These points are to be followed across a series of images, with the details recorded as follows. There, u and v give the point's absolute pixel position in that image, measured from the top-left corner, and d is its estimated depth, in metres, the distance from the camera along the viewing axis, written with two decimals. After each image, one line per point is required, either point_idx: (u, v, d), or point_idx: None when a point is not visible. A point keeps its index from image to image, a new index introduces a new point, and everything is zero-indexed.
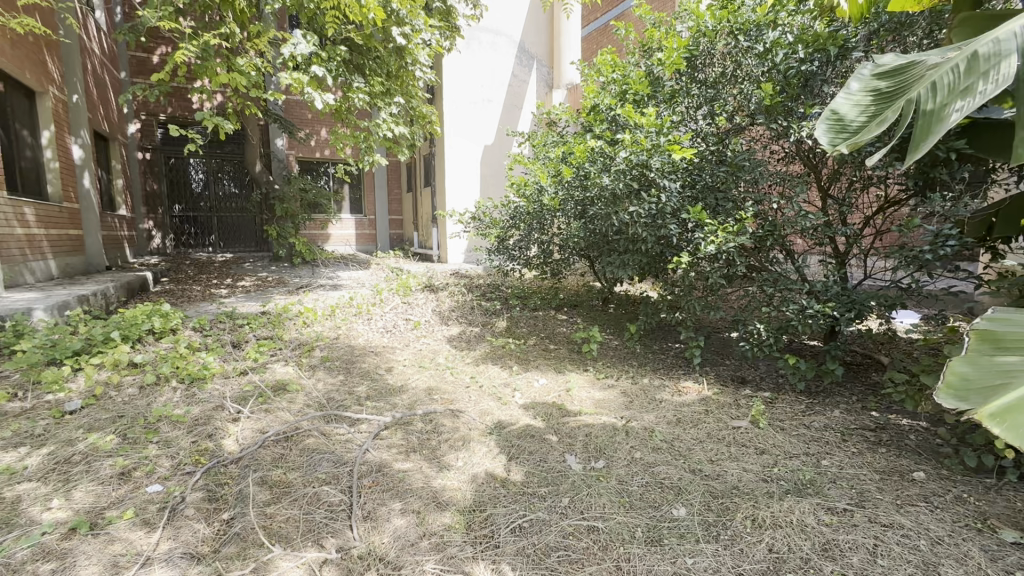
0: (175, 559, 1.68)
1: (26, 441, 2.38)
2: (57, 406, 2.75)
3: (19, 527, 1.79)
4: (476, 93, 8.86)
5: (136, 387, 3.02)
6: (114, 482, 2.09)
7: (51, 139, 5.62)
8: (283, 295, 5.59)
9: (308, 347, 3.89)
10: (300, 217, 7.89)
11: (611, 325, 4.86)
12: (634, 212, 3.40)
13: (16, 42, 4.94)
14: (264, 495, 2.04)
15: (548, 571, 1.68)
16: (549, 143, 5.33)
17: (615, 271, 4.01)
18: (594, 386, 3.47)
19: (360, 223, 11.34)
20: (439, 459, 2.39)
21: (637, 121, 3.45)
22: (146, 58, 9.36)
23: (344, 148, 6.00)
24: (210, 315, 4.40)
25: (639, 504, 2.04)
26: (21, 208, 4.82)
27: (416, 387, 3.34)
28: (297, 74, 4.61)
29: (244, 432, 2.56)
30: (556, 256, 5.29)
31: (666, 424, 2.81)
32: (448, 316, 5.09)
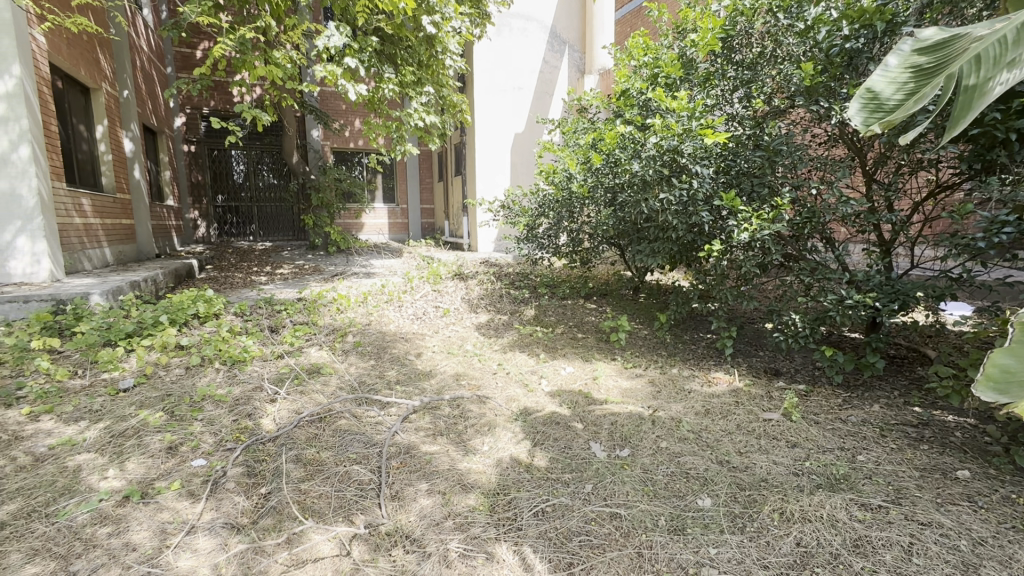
0: (217, 528, 1.78)
1: (85, 416, 2.57)
2: (112, 384, 2.94)
3: (80, 493, 1.95)
4: (506, 81, 8.80)
5: (182, 368, 3.20)
6: (163, 455, 2.23)
7: (105, 133, 5.94)
8: (319, 283, 5.77)
9: (341, 333, 4.01)
10: (335, 207, 8.09)
11: (641, 314, 4.81)
12: (665, 199, 3.33)
13: (71, 42, 5.23)
14: (298, 472, 2.13)
15: (569, 554, 1.70)
16: (580, 130, 5.25)
17: (645, 260, 3.95)
18: (622, 375, 3.45)
19: (392, 212, 11.53)
20: (466, 443, 2.44)
21: (668, 105, 3.37)
22: (190, 53, 9.74)
23: (376, 138, 6.09)
24: (250, 301, 4.59)
25: (663, 493, 2.04)
26: (79, 199, 5.13)
27: (444, 372, 3.41)
28: (331, 66, 4.71)
29: (281, 412, 2.68)
30: (586, 245, 5.24)
31: (694, 415, 2.77)
32: (477, 303, 5.14)
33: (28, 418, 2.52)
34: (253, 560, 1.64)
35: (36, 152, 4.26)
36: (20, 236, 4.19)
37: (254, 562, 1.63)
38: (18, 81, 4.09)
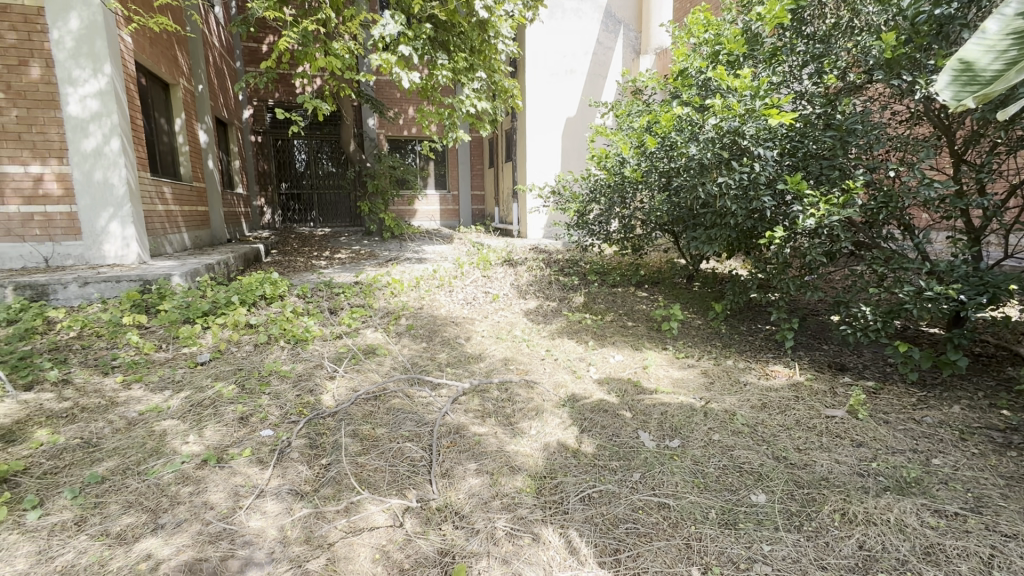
0: (283, 494, 1.92)
1: (169, 385, 2.83)
2: (191, 357, 3.21)
3: (165, 455, 2.15)
4: (559, 64, 8.66)
5: (251, 345, 3.44)
6: (235, 425, 2.42)
7: (183, 125, 6.38)
8: (374, 267, 5.98)
9: (395, 315, 4.16)
10: (389, 194, 8.31)
11: (695, 303, 4.65)
12: (723, 182, 3.19)
13: (153, 41, 5.63)
14: (355, 446, 2.25)
15: (616, 540, 1.70)
16: (634, 113, 5.10)
17: (701, 247, 3.81)
18: (673, 365, 3.37)
19: (444, 199, 11.72)
20: (514, 426, 2.48)
21: (729, 84, 3.20)
22: (257, 47, 10.22)
23: (429, 126, 6.19)
24: (311, 284, 4.83)
25: (714, 486, 1.98)
26: (161, 188, 5.57)
27: (494, 356, 3.46)
28: (386, 55, 4.81)
29: (339, 389, 2.83)
30: (638, 231, 5.12)
31: (749, 408, 2.67)
32: (526, 290, 5.17)
33: (122, 385, 2.81)
34: (315, 525, 1.75)
35: (126, 145, 4.65)
36: (113, 221, 4.62)
37: (316, 526, 1.75)
38: (110, 79, 4.46)
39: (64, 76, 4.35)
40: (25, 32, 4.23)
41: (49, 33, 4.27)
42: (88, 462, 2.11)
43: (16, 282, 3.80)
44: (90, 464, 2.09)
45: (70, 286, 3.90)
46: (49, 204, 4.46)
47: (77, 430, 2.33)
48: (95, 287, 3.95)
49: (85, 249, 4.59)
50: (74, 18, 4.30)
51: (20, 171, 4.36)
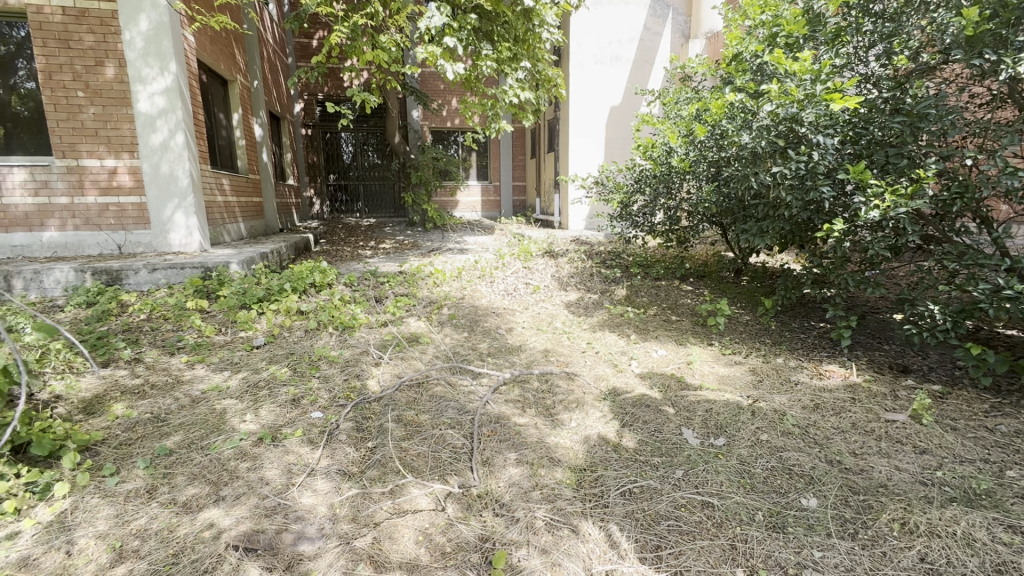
0: (332, 473, 2.01)
1: (228, 366, 3.00)
2: (248, 341, 3.39)
3: (226, 432, 2.29)
4: (604, 52, 8.48)
5: (302, 331, 3.59)
6: (288, 406, 2.54)
7: (240, 120, 6.70)
8: (417, 257, 6.10)
9: (437, 305, 4.24)
10: (431, 185, 8.42)
11: (743, 298, 4.48)
12: (778, 172, 3.06)
13: (213, 39, 5.91)
14: (400, 431, 2.32)
15: (656, 537, 1.68)
16: (682, 101, 4.95)
17: (751, 240, 3.66)
18: (719, 361, 3.27)
19: (485, 190, 11.78)
20: (554, 417, 2.48)
21: (787, 68, 3.04)
22: (308, 43, 10.54)
23: (472, 117, 6.21)
24: (357, 273, 4.99)
25: (761, 488, 1.92)
26: (220, 179, 5.88)
27: (534, 348, 3.47)
28: (431, 47, 4.87)
29: (384, 375, 2.92)
30: (684, 223, 4.97)
31: (801, 409, 2.56)
32: (567, 281, 5.13)
33: (187, 365, 3.00)
34: (362, 505, 1.82)
35: (189, 139, 4.93)
36: (178, 211, 4.92)
37: (363, 506, 1.81)
38: (175, 77, 4.73)
39: (135, 74, 4.64)
40: (102, 35, 4.53)
41: (122, 34, 4.56)
42: (158, 435, 2.27)
43: (94, 268, 4.11)
44: (160, 437, 2.26)
45: (140, 272, 4.19)
46: (122, 195, 4.80)
47: (148, 405, 2.52)
48: (162, 273, 4.22)
49: (153, 237, 4.91)
50: (144, 19, 4.57)
51: (97, 164, 4.71)
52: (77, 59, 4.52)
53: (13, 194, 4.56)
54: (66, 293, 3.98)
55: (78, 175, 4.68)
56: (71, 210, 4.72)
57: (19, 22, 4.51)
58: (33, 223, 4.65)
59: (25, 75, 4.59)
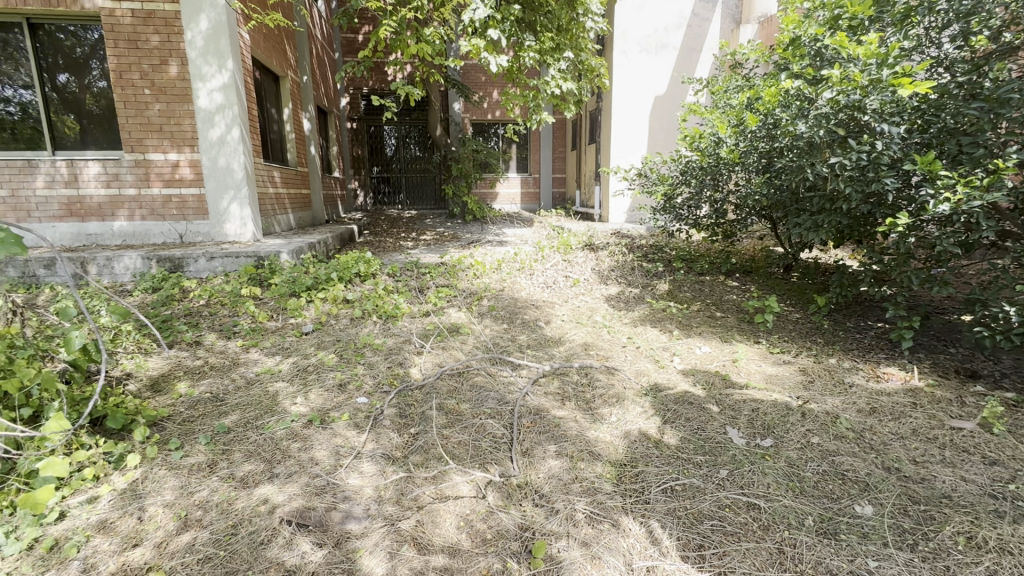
0: (376, 457, 2.07)
1: (279, 351, 3.15)
2: (297, 327, 3.53)
3: (278, 413, 2.40)
4: (649, 40, 8.25)
5: (348, 319, 3.71)
6: (336, 390, 2.64)
7: (290, 115, 6.94)
8: (457, 249, 6.17)
9: (477, 296, 4.28)
10: (472, 177, 8.47)
11: (793, 295, 4.29)
12: (837, 163, 2.90)
13: (266, 36, 6.13)
14: (441, 418, 2.37)
15: (700, 536, 1.65)
16: (732, 89, 4.76)
17: (804, 234, 3.50)
18: (766, 360, 3.15)
19: (525, 182, 11.76)
20: (594, 412, 2.47)
21: (851, 52, 2.86)
22: (353, 38, 10.78)
23: (513, 108, 6.19)
24: (400, 264, 5.10)
25: (811, 492, 1.85)
26: (272, 172, 6.13)
27: (573, 341, 3.46)
28: (475, 39, 4.88)
29: (426, 363, 2.99)
30: (731, 216, 4.79)
31: (856, 412, 2.44)
32: (608, 275, 5.06)
33: (242, 349, 3.17)
34: (406, 488, 1.88)
35: (243, 133, 5.15)
36: (233, 203, 5.17)
37: (407, 489, 1.87)
38: (232, 74, 4.94)
39: (196, 72, 4.87)
40: (166, 35, 4.79)
41: (184, 33, 4.79)
42: (217, 413, 2.42)
43: (159, 256, 4.38)
44: (219, 415, 2.40)
45: (200, 260, 4.43)
46: (183, 187, 5.09)
47: (208, 385, 2.68)
48: (219, 262, 4.46)
49: (211, 227, 5.19)
50: (203, 19, 4.79)
51: (162, 158, 5.00)
52: (143, 58, 4.80)
53: (88, 186, 4.91)
54: (134, 279, 4.27)
55: (145, 168, 4.99)
56: (139, 201, 5.04)
57: (92, 26, 4.79)
58: (105, 213, 4.99)
59: (98, 74, 4.90)
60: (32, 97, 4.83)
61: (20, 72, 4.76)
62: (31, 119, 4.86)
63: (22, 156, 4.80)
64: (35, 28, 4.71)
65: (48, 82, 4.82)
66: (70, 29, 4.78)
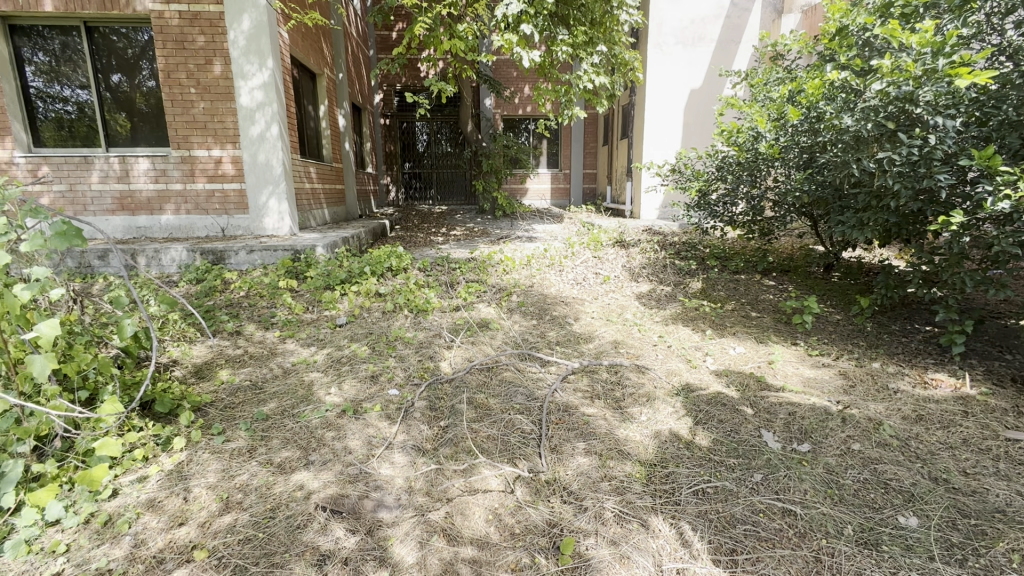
0: (407, 448, 2.11)
1: (314, 342, 3.24)
2: (331, 320, 3.63)
3: (313, 402, 2.48)
4: (686, 32, 8.04)
5: (380, 312, 3.78)
6: (368, 381, 2.70)
7: (326, 112, 7.11)
8: (487, 245, 6.20)
9: (507, 292, 4.29)
10: (502, 172, 8.47)
11: (834, 295, 4.13)
12: (885, 158, 2.78)
13: (305, 35, 6.29)
14: (471, 413, 2.40)
15: (733, 540, 1.62)
16: (772, 82, 4.61)
17: (847, 233, 3.37)
18: (804, 363, 3.05)
19: (555, 177, 11.69)
20: (623, 410, 2.45)
21: (903, 40, 2.72)
22: (388, 35, 10.94)
23: (545, 103, 6.14)
24: (430, 259, 5.16)
25: (851, 500, 1.78)
26: (308, 168, 6.29)
27: (603, 338, 3.43)
28: (508, 35, 4.88)
29: (455, 357, 3.02)
30: (768, 214, 4.63)
31: (900, 419, 2.33)
32: (639, 272, 4.99)
33: (280, 339, 3.27)
34: (436, 480, 1.91)
35: (282, 130, 5.30)
36: (272, 198, 5.34)
37: (437, 481, 1.90)
38: (272, 73, 5.09)
39: (238, 71, 5.04)
40: (211, 35, 4.97)
41: (228, 33, 4.96)
42: (256, 401, 2.51)
43: (202, 248, 4.56)
44: (258, 402, 2.50)
45: (240, 253, 4.60)
46: (226, 182, 5.29)
47: (248, 373, 2.79)
48: (259, 255, 4.61)
49: (250, 221, 5.37)
50: (246, 19, 4.94)
51: (206, 155, 5.20)
52: (190, 58, 4.99)
53: (139, 181, 5.16)
54: (180, 270, 4.46)
55: (190, 164, 5.20)
56: (184, 196, 5.26)
57: (142, 27, 5.00)
58: (154, 208, 5.24)
59: (147, 74, 5.12)
60: (88, 97, 5.09)
61: (77, 73, 5.02)
62: (87, 118, 5.13)
63: (79, 154, 5.08)
64: (91, 31, 4.95)
65: (103, 82, 5.07)
66: (123, 31, 5.00)
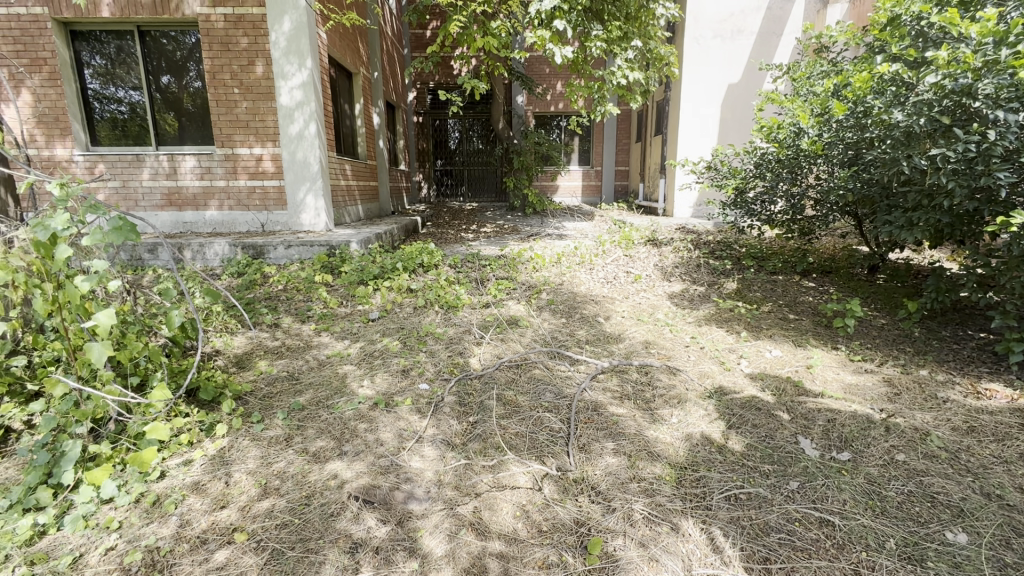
0: (437, 442, 2.14)
1: (348, 335, 3.33)
2: (364, 314, 3.71)
3: (346, 394, 2.55)
4: (724, 26, 7.82)
5: (411, 307, 3.84)
6: (399, 375, 2.76)
7: (361, 110, 7.26)
8: (517, 242, 6.20)
9: (536, 290, 4.28)
10: (534, 170, 8.45)
11: (879, 298, 3.95)
12: (938, 155, 2.64)
13: (342, 35, 6.44)
14: (500, 409, 2.41)
15: (766, 549, 1.58)
16: (816, 75, 4.43)
17: (894, 233, 3.21)
18: (845, 368, 2.94)
19: (587, 174, 11.59)
20: (653, 412, 2.41)
21: (961, 28, 2.58)
22: (422, 33, 11.08)
23: (578, 100, 6.09)
24: (461, 255, 5.20)
25: (894, 512, 1.71)
26: (344, 165, 6.44)
27: (634, 338, 3.39)
28: (541, 31, 4.86)
29: (484, 354, 3.04)
30: (809, 213, 4.46)
31: (950, 430, 2.22)
32: (671, 272, 4.90)
33: (315, 332, 3.37)
34: (465, 474, 1.93)
35: (319, 128, 5.44)
36: (309, 194, 5.50)
37: (466, 475, 1.92)
38: (310, 72, 5.23)
39: (279, 71, 5.20)
40: (254, 37, 5.14)
41: (270, 35, 5.12)
42: (292, 391, 2.60)
43: (244, 243, 4.74)
44: (294, 393, 2.58)
45: (279, 248, 4.75)
46: (266, 179, 5.47)
47: (285, 364, 2.89)
48: (296, 250, 4.75)
49: (288, 217, 5.55)
50: (287, 21, 5.09)
51: (248, 153, 5.40)
52: (234, 59, 5.18)
53: (186, 178, 5.40)
54: (223, 264, 4.65)
55: (233, 162, 5.41)
56: (227, 192, 5.48)
57: (190, 30, 5.21)
58: (199, 203, 5.47)
59: (194, 75, 5.34)
60: (140, 97, 5.35)
61: (131, 75, 5.28)
62: (139, 117, 5.39)
63: (131, 152, 5.35)
64: (144, 35, 5.20)
65: (154, 84, 5.32)
66: (172, 34, 5.23)
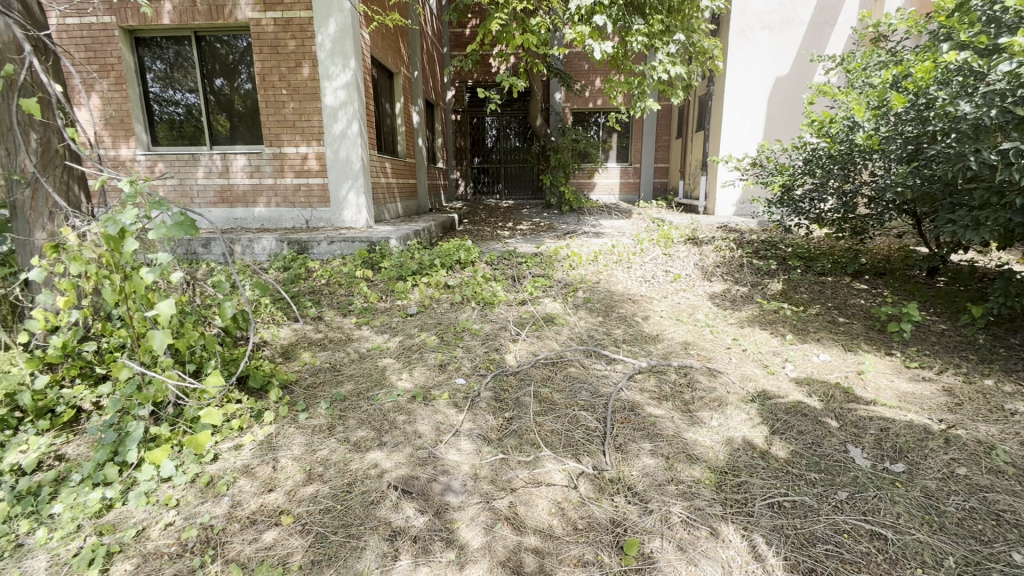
0: (473, 436, 2.17)
1: (387, 329, 3.41)
2: (403, 309, 3.79)
3: (386, 387, 2.61)
4: (772, 17, 7.51)
5: (448, 303, 3.90)
6: (437, 369, 2.80)
7: (401, 109, 7.40)
8: (554, 239, 6.18)
9: (573, 288, 4.25)
10: (570, 167, 8.39)
11: (938, 302, 3.72)
12: (1010, 149, 2.47)
13: (384, 35, 6.56)
14: (536, 406, 2.41)
15: (811, 560, 1.52)
16: (872, 66, 4.20)
17: (958, 233, 3.02)
18: (900, 375, 2.78)
19: (625, 172, 11.43)
20: (692, 414, 2.36)
21: None
22: (461, 32, 11.18)
23: (617, 96, 6.00)
24: (498, 252, 5.23)
25: (953, 529, 1.62)
26: (384, 163, 6.58)
27: (672, 338, 3.32)
28: (580, 27, 4.82)
29: (520, 351, 3.05)
30: (862, 211, 4.25)
31: (1018, 444, 2.07)
32: (712, 271, 4.77)
33: (356, 326, 3.47)
34: (501, 469, 1.95)
35: (361, 126, 5.58)
36: (350, 192, 5.66)
37: (502, 470, 1.94)
38: (354, 73, 5.37)
39: (324, 72, 5.36)
40: (301, 39, 5.32)
41: (316, 37, 5.28)
42: (334, 382, 2.69)
43: (290, 239, 4.93)
44: (335, 383, 2.67)
45: (323, 244, 4.91)
46: (311, 177, 5.66)
47: (327, 356, 2.99)
48: (338, 246, 4.90)
49: (331, 214, 5.73)
50: (332, 23, 5.24)
51: (295, 151, 5.60)
52: (283, 61, 5.38)
53: (236, 176, 5.65)
54: (270, 258, 4.84)
55: (280, 161, 5.62)
56: (275, 190, 5.70)
57: (243, 35, 5.45)
58: (249, 200, 5.72)
59: (245, 78, 5.58)
60: (196, 99, 5.62)
61: (187, 79, 5.57)
62: (194, 119, 5.68)
63: (187, 151, 5.65)
64: (200, 40, 5.48)
65: (208, 86, 5.59)
66: (226, 38, 5.48)
